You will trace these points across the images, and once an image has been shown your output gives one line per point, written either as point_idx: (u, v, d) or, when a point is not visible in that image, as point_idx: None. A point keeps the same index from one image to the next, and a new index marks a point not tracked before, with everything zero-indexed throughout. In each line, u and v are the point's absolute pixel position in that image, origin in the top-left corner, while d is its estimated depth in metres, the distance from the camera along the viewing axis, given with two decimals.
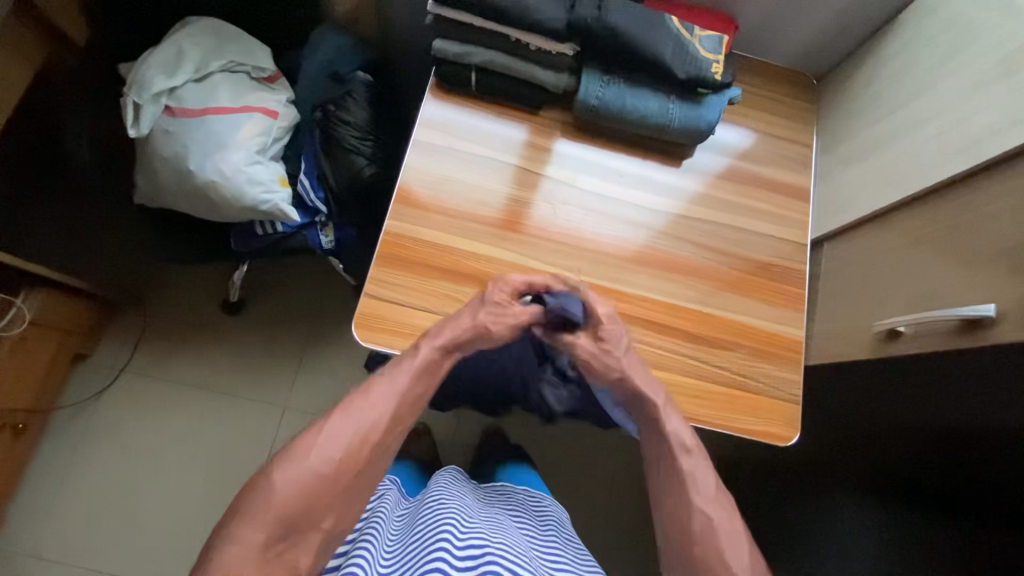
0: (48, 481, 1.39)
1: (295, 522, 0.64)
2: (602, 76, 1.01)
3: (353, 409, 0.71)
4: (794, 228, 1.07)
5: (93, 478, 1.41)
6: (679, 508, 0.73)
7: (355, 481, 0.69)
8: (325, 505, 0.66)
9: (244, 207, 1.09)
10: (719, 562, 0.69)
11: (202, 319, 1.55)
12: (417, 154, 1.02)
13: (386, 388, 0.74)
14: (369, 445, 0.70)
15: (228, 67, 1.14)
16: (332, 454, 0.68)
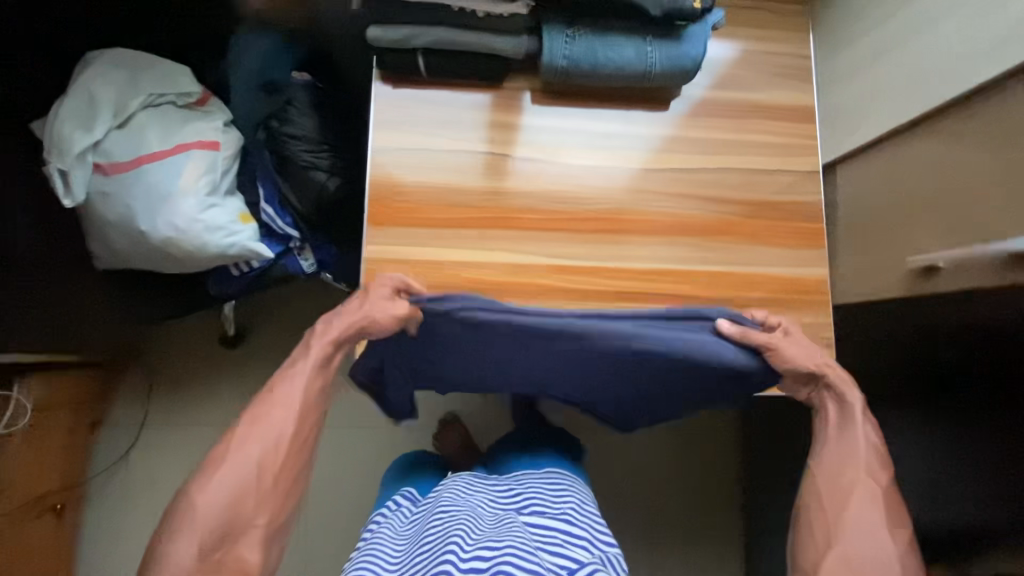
0: (103, 544, 1.43)
1: (231, 522, 0.67)
2: (566, 29, 0.87)
3: (267, 412, 0.73)
4: (802, 156, 0.98)
5: (145, 531, 1.44)
6: (839, 489, 0.74)
7: (280, 473, 0.71)
8: (252, 503, 0.68)
9: (210, 257, 1.01)
10: (877, 531, 0.70)
11: (206, 358, 1.52)
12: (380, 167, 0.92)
13: (293, 389, 0.75)
14: (291, 449, 0.72)
15: (150, 102, 1.02)
16: (252, 456, 0.70)
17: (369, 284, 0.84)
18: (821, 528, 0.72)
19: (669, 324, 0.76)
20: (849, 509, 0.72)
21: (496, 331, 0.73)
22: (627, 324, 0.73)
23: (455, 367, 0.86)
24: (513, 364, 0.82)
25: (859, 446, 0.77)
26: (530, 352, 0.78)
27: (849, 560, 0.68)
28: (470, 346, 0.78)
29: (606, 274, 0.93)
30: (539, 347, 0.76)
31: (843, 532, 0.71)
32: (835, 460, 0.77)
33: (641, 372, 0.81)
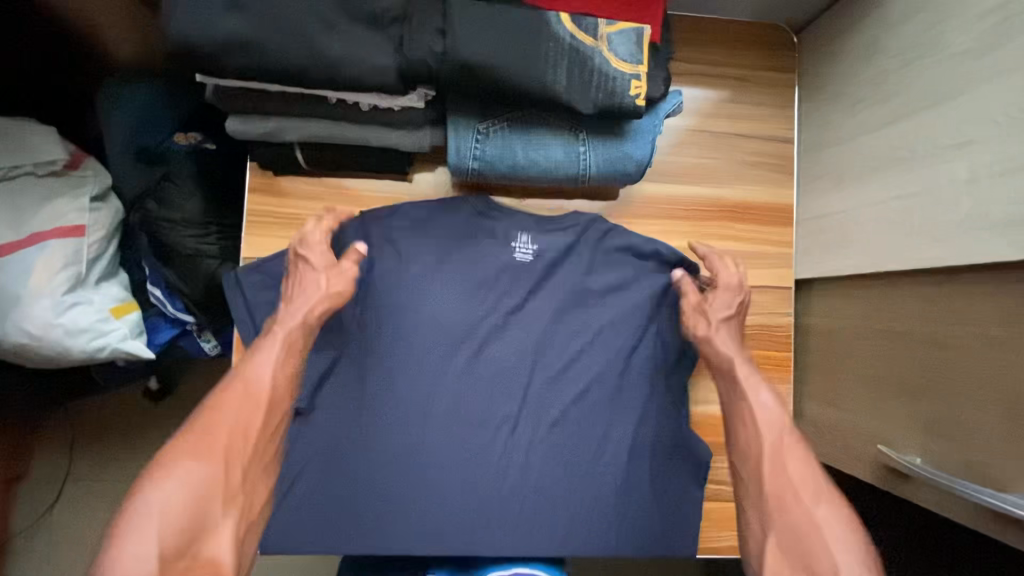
0: None
1: (192, 530, 0.51)
2: (476, 123, 0.69)
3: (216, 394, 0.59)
4: (771, 270, 0.81)
5: None
6: (755, 457, 0.59)
7: (243, 468, 0.56)
8: (212, 509, 0.53)
9: (77, 360, 0.87)
10: (802, 511, 0.54)
11: (131, 410, 1.42)
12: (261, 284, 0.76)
13: (264, 363, 0.63)
14: (251, 441, 0.58)
15: (1, 176, 0.85)
16: (228, 430, 0.57)
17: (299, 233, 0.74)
18: (753, 511, 0.56)
19: (587, 277, 0.80)
20: (773, 487, 0.56)
21: (401, 296, 0.77)
22: (537, 274, 0.80)
23: (354, 426, 0.76)
24: (415, 377, 0.77)
25: (750, 413, 0.62)
26: (445, 330, 0.78)
27: (785, 550, 0.52)
28: (385, 341, 0.77)
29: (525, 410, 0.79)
30: (443, 300, 0.78)
31: (774, 516, 0.54)
32: (741, 439, 0.61)
33: (563, 351, 0.80)
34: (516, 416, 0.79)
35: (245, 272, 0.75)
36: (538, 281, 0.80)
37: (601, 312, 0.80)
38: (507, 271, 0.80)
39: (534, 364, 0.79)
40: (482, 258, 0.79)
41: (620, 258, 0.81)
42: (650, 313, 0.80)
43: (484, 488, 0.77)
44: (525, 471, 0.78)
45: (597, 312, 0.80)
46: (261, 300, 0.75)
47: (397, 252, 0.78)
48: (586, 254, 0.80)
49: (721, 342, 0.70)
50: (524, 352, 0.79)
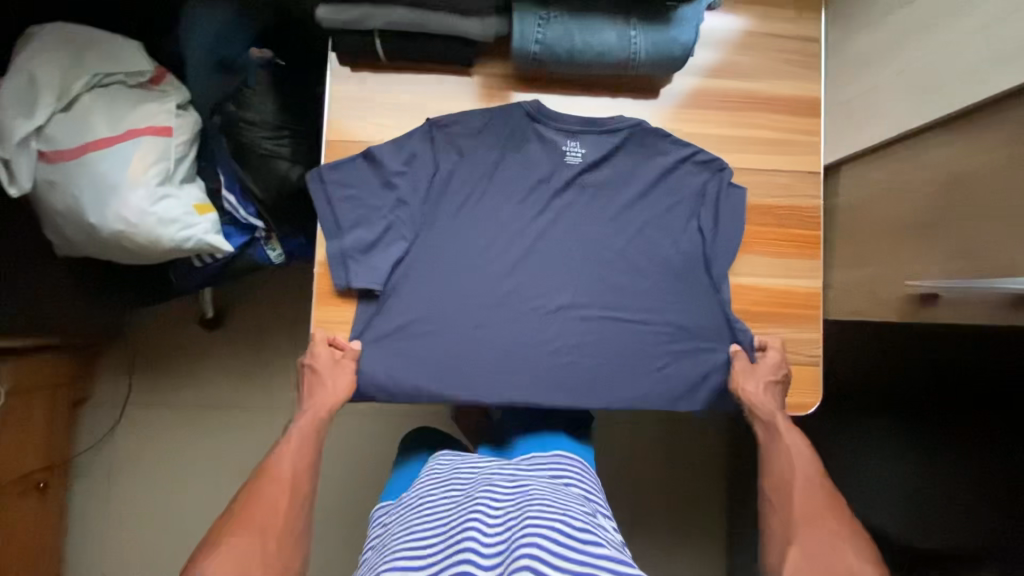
0: (92, 518, 1.46)
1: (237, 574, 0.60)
2: (539, 10, 0.78)
3: (270, 474, 0.71)
4: (802, 155, 0.89)
5: (133, 507, 1.47)
6: (784, 486, 0.73)
7: (283, 538, 0.65)
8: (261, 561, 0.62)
9: (165, 250, 0.96)
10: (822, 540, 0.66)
11: (186, 339, 1.50)
12: (336, 174, 0.82)
13: (289, 453, 0.73)
14: (282, 509, 0.67)
15: (98, 82, 0.94)
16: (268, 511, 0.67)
17: (372, 150, 0.82)
18: (779, 530, 0.69)
19: (642, 178, 0.87)
20: (796, 512, 0.70)
21: (462, 193, 0.85)
22: (581, 176, 0.88)
23: (429, 303, 0.83)
24: (476, 268, 0.84)
25: (789, 456, 0.76)
26: (506, 220, 0.86)
27: (807, 559, 0.65)
28: (450, 224, 0.84)
29: (581, 285, 0.86)
30: (499, 198, 0.86)
31: (799, 531, 0.68)
32: (777, 472, 0.75)
33: (613, 243, 0.87)
34: (573, 298, 0.86)
35: (328, 170, 0.82)
36: (584, 180, 0.88)
37: (644, 207, 0.87)
38: (554, 176, 0.87)
39: (588, 257, 0.86)
40: (533, 161, 0.87)
41: (659, 154, 0.88)
42: (692, 199, 0.87)
43: (543, 350, 0.85)
44: (583, 345, 0.85)
45: (643, 209, 0.87)
46: (341, 198, 0.82)
47: (461, 153, 0.85)
48: (629, 153, 0.88)
49: (769, 399, 0.82)
50: (578, 246, 0.86)
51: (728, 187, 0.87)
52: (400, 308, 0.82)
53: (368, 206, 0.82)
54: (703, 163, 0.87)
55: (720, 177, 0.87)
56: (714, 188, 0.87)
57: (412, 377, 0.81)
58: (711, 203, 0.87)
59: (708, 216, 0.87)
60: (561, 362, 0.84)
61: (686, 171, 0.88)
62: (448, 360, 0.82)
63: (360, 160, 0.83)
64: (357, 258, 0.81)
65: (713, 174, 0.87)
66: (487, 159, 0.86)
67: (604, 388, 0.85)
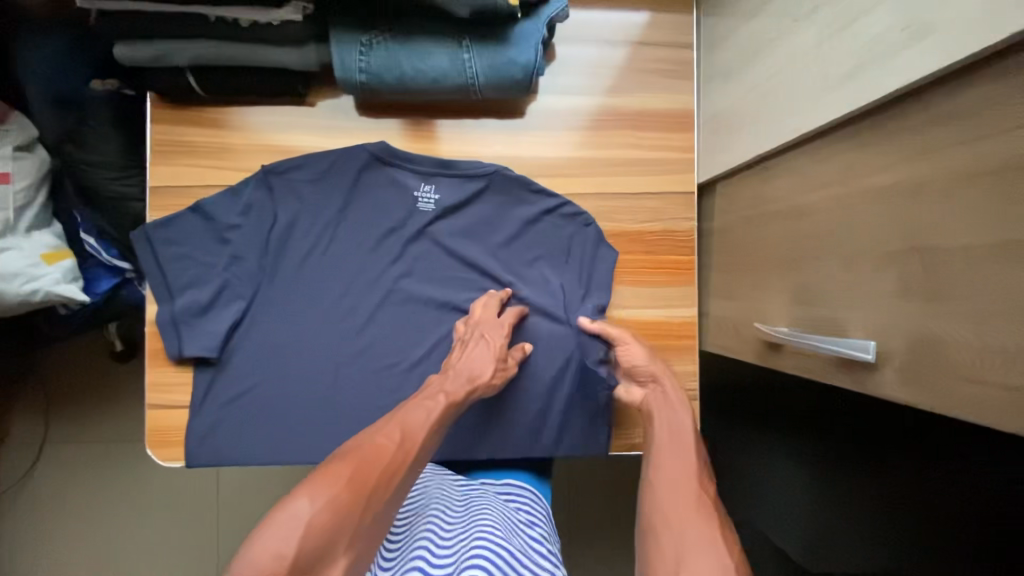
0: (16, 563, 1.41)
1: (317, 550, 0.50)
2: (361, 35, 0.70)
3: (388, 430, 0.62)
4: (674, 173, 0.82)
5: (57, 548, 1.42)
6: (680, 484, 0.61)
7: (377, 510, 0.55)
8: (347, 536, 0.52)
9: (10, 304, 0.89)
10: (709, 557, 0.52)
11: (100, 374, 1.45)
12: (163, 231, 0.75)
13: (422, 416, 0.64)
14: (395, 479, 0.58)
15: None
16: (354, 479, 0.55)
17: (198, 201, 0.76)
18: (664, 538, 0.56)
19: (507, 229, 0.81)
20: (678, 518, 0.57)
21: (305, 245, 0.78)
22: (439, 220, 0.81)
23: (269, 365, 0.77)
24: (325, 326, 0.78)
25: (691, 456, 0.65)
26: (356, 273, 0.79)
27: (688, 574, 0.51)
28: (293, 279, 0.78)
29: (445, 331, 0.80)
30: (348, 249, 0.79)
31: (682, 539, 0.54)
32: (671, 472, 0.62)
33: (474, 292, 0.81)
34: (431, 353, 0.80)
35: (154, 229, 0.75)
36: (439, 227, 0.81)
37: (507, 253, 0.81)
38: (409, 222, 0.80)
39: (449, 309, 0.80)
40: (384, 206, 0.80)
41: (522, 203, 0.81)
42: (557, 253, 0.81)
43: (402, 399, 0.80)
44: None
45: (508, 258, 0.81)
46: (168, 257, 0.75)
47: (303, 203, 0.78)
48: (490, 196, 0.81)
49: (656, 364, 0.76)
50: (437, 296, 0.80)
51: (596, 239, 0.81)
52: (245, 373, 0.77)
53: (200, 264, 0.76)
54: (569, 215, 0.81)
55: (592, 235, 0.81)
56: (582, 245, 0.81)
57: (257, 448, 0.76)
58: (577, 258, 0.81)
59: (572, 274, 0.81)
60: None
61: (552, 220, 0.81)
62: (293, 424, 0.77)
63: (189, 215, 0.76)
64: (188, 323, 0.75)
65: (581, 230, 0.81)
66: (332, 208, 0.79)
67: (463, 440, 0.80)
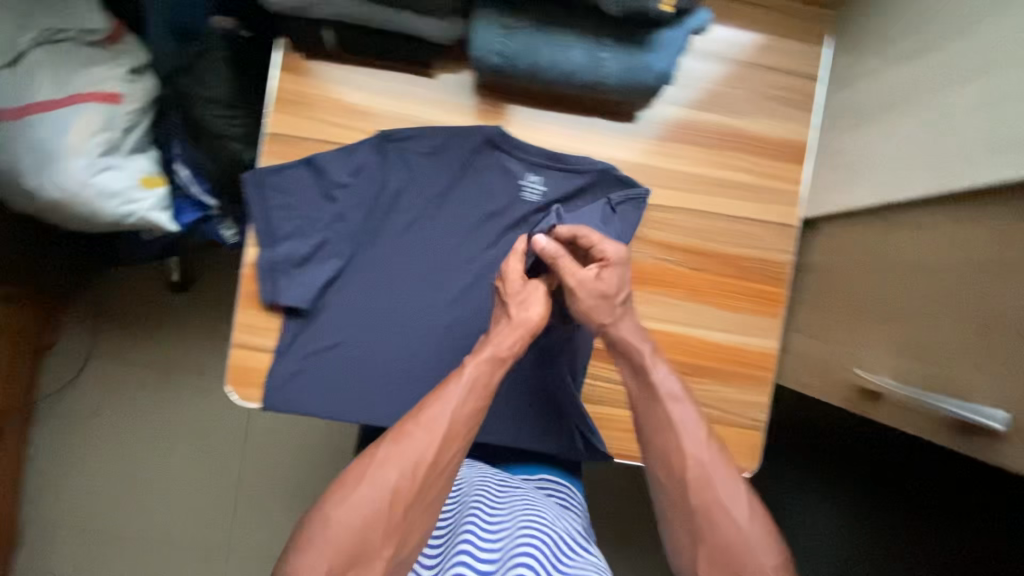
0: (48, 467, 1.45)
1: (359, 545, 0.56)
2: (502, 18, 0.70)
3: (415, 427, 0.61)
4: (782, 204, 0.81)
5: (88, 460, 1.46)
6: (675, 467, 0.62)
7: (411, 508, 0.58)
8: (383, 534, 0.57)
9: (106, 222, 0.92)
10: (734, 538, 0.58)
11: (152, 299, 1.49)
12: (276, 178, 0.76)
13: (446, 407, 0.62)
14: (422, 477, 0.59)
15: (47, 38, 0.89)
16: (381, 483, 0.58)
17: (314, 156, 0.77)
18: (687, 530, 0.60)
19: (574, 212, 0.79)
20: (703, 505, 0.60)
21: (408, 216, 0.79)
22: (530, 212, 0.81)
23: (356, 327, 0.78)
24: (414, 298, 0.79)
25: (668, 419, 0.64)
26: (453, 251, 0.80)
27: (711, 560, 0.58)
28: (390, 248, 0.79)
29: None
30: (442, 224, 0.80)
31: (699, 521, 0.59)
32: (660, 447, 0.63)
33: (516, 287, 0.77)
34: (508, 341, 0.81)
35: (266, 174, 0.76)
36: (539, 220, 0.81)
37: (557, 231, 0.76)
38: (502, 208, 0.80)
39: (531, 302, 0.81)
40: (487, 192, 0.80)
41: (625, 205, 0.81)
42: (652, 263, 0.82)
43: None
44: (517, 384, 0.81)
45: None
46: (276, 205, 0.77)
47: (412, 175, 0.79)
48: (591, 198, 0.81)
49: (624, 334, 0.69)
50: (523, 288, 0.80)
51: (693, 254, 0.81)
52: (332, 331, 0.78)
53: (304, 217, 0.77)
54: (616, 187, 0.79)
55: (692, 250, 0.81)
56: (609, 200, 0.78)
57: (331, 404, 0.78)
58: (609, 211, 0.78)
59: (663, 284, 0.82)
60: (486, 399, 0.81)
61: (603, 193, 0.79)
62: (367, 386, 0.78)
63: (302, 166, 0.77)
64: (285, 272, 0.77)
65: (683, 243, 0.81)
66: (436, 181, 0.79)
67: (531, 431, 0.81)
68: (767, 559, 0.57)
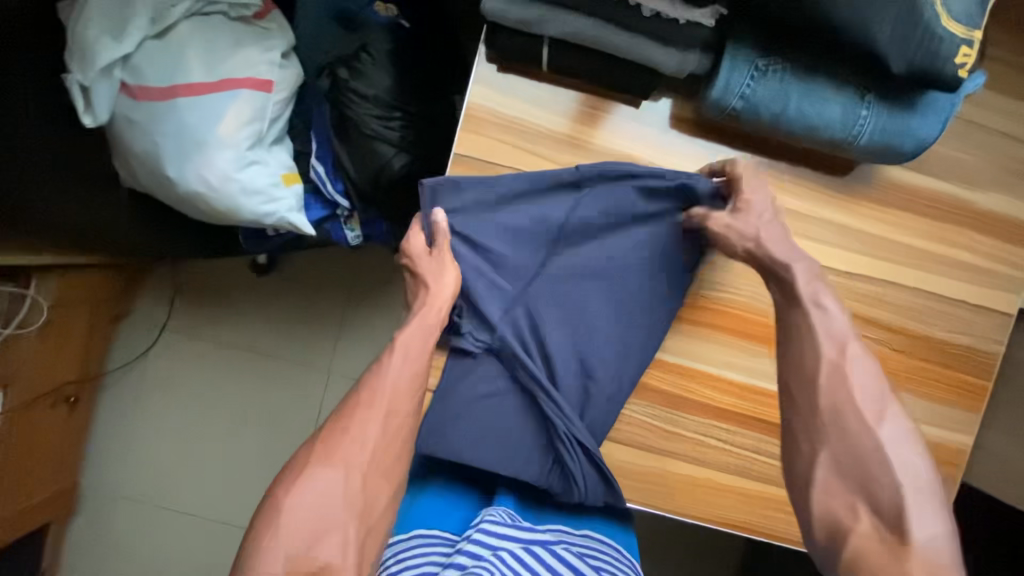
0: (111, 451, 1.25)
1: (316, 531, 0.50)
2: (755, 59, 0.61)
3: (365, 396, 0.57)
4: (1000, 291, 0.75)
5: (152, 451, 1.25)
6: (810, 385, 0.53)
7: (377, 487, 0.54)
8: (346, 515, 0.51)
9: (243, 219, 0.85)
10: (884, 479, 0.48)
11: (234, 278, 1.26)
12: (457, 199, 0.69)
13: (398, 371, 0.59)
14: (384, 456, 0.55)
15: (198, 10, 0.80)
16: (349, 456, 0.53)
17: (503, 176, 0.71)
18: (832, 465, 0.50)
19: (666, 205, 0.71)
20: (850, 424, 0.50)
21: (590, 252, 0.72)
22: (594, 240, 0.72)
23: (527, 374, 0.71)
24: (585, 346, 0.72)
25: (808, 324, 0.55)
26: (634, 297, 0.72)
27: (839, 467, 0.50)
28: (566, 289, 0.72)
29: (707, 386, 0.75)
30: (518, 252, 0.72)
31: (827, 432, 0.51)
32: (795, 352, 0.55)
33: (644, 327, 0.72)
34: (580, 393, 0.72)
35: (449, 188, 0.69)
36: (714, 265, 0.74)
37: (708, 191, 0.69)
38: (572, 233, 0.72)
39: (718, 371, 0.75)
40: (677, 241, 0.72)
41: (834, 273, 0.73)
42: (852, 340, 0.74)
43: (644, 444, 0.75)
44: (688, 452, 0.75)
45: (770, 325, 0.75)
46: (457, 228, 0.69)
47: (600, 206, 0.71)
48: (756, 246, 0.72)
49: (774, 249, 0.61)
50: (711, 355, 0.75)
51: (898, 334, 0.74)
52: (495, 373, 0.71)
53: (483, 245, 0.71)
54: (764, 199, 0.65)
55: (897, 331, 0.74)
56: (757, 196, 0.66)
57: (485, 454, 0.70)
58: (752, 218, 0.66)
59: None
60: (548, 463, 0.71)
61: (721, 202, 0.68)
62: (440, 420, 0.70)
63: (488, 187, 0.70)
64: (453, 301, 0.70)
65: (891, 324, 0.74)
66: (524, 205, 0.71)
67: (695, 504, 0.76)
68: (916, 478, 0.48)
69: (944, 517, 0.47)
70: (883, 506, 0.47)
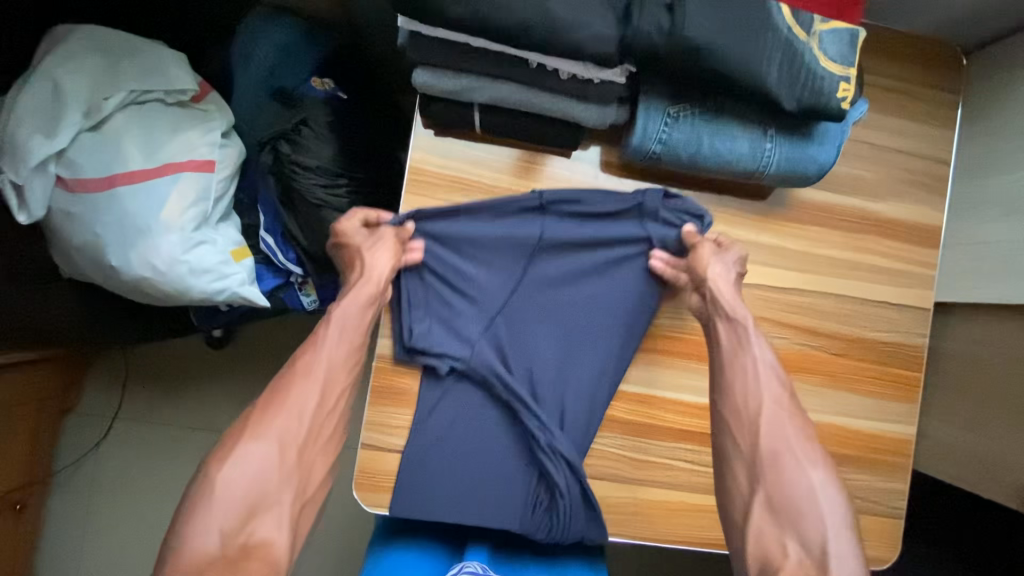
0: (62, 557, 1.16)
1: (255, 502, 0.55)
2: (668, 108, 0.68)
3: (302, 371, 0.62)
4: (915, 289, 0.82)
5: (109, 550, 1.17)
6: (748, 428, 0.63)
7: (313, 458, 0.60)
8: (285, 484, 0.57)
9: (193, 299, 0.84)
10: (810, 509, 0.57)
11: (188, 355, 1.22)
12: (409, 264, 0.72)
13: (335, 346, 0.64)
14: (320, 431, 0.61)
15: (134, 99, 0.81)
16: (285, 427, 0.58)
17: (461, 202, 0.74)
18: (764, 498, 0.59)
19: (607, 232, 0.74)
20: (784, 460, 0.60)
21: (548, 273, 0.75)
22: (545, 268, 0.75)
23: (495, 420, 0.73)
24: (554, 363, 0.75)
25: (756, 370, 0.65)
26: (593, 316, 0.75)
27: (773, 506, 0.59)
28: (534, 304, 0.75)
29: (669, 409, 0.78)
30: (490, 277, 0.74)
31: (765, 471, 0.60)
32: (738, 396, 0.64)
33: (606, 342, 0.75)
34: (556, 406, 0.74)
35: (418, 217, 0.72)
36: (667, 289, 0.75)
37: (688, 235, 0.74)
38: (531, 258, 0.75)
39: (676, 395, 0.78)
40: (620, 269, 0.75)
41: (767, 288, 0.79)
42: (793, 347, 0.79)
43: (616, 475, 0.77)
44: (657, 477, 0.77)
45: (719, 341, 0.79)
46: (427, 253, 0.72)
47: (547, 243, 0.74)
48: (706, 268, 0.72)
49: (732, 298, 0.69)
50: (668, 380, 0.78)
51: (834, 339, 0.80)
52: (471, 392, 0.73)
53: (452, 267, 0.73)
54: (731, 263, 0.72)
55: (833, 335, 0.80)
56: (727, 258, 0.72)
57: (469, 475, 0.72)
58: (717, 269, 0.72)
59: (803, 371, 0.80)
60: (533, 478, 0.73)
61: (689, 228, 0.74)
62: (421, 445, 0.72)
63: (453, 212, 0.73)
64: (424, 323, 0.72)
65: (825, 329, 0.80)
66: (494, 229, 0.73)
67: (672, 528, 0.77)
68: (837, 520, 0.57)
69: (855, 549, 0.56)
70: (811, 542, 0.56)
